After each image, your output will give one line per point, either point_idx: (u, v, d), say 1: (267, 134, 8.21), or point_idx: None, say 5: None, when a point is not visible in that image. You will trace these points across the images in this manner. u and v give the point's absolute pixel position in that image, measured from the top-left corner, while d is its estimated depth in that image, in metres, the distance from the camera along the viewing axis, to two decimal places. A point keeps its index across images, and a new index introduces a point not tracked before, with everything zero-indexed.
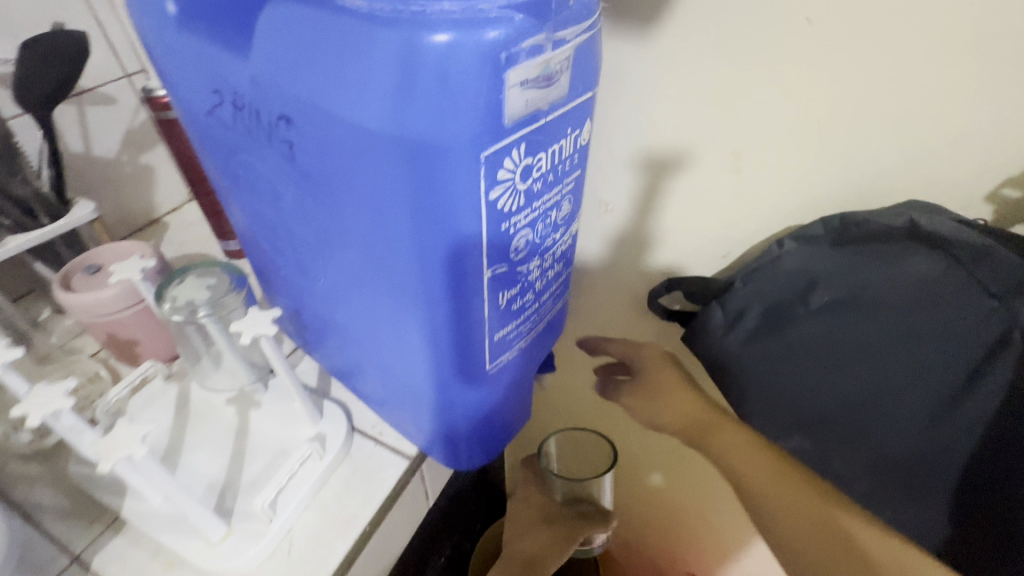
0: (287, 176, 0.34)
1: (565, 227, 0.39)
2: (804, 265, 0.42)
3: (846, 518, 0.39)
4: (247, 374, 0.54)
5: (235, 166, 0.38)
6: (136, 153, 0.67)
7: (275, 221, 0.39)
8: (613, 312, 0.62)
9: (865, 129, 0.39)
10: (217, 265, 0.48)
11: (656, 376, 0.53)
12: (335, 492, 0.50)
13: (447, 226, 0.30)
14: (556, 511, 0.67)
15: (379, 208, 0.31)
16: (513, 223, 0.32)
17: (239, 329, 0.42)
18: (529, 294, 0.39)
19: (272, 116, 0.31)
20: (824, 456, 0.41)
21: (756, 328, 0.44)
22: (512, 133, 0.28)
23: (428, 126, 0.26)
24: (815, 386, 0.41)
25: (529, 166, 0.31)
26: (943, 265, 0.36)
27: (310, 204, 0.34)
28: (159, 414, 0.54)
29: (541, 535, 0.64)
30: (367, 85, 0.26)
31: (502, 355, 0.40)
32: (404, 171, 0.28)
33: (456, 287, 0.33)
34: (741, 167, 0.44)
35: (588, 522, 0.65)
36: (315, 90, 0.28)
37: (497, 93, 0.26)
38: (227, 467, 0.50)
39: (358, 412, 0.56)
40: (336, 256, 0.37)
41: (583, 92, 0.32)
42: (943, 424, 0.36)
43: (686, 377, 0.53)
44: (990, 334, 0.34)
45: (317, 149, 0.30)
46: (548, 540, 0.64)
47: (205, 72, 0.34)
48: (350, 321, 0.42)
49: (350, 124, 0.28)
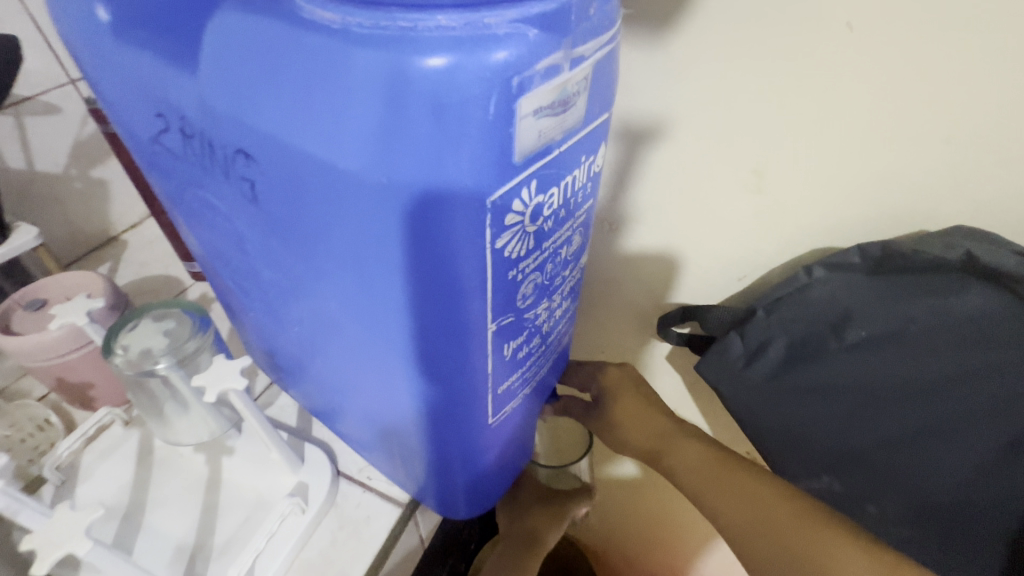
0: (249, 217, 0.29)
1: (574, 261, 0.34)
2: (837, 296, 0.39)
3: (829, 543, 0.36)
4: (219, 420, 0.49)
5: (189, 199, 0.32)
6: (87, 167, 0.60)
7: (238, 262, 0.34)
8: (617, 333, 0.57)
9: (912, 147, 0.35)
10: (177, 306, 0.44)
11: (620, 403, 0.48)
12: (321, 550, 0.45)
13: (445, 279, 0.25)
14: (550, 491, 0.62)
15: (360, 257, 0.26)
16: (521, 269, 0.28)
17: (203, 384, 0.38)
18: (535, 338, 0.34)
19: (228, 149, 0.26)
20: (857, 501, 0.38)
21: (781, 362, 0.41)
22: (520, 170, 0.23)
23: (422, 167, 0.21)
24: (849, 424, 0.38)
25: (540, 204, 0.26)
26: (1002, 302, 0.34)
27: (277, 248, 0.29)
28: (118, 467, 0.48)
29: (540, 516, 0.60)
30: (344, 119, 0.21)
31: (505, 407, 0.35)
32: (392, 218, 0.23)
33: (456, 345, 0.28)
34: (763, 186, 0.40)
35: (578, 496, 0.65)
36: (281, 121, 0.23)
37: (507, 127, 0.21)
38: (196, 526, 0.45)
39: (344, 454, 0.51)
40: (310, 304, 0.32)
41: (600, 114, 0.27)
42: (999, 471, 0.33)
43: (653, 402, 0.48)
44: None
45: (285, 188, 0.25)
46: (547, 521, 0.61)
47: (145, 93, 0.29)
48: (329, 370, 0.37)
49: (326, 163, 0.23)
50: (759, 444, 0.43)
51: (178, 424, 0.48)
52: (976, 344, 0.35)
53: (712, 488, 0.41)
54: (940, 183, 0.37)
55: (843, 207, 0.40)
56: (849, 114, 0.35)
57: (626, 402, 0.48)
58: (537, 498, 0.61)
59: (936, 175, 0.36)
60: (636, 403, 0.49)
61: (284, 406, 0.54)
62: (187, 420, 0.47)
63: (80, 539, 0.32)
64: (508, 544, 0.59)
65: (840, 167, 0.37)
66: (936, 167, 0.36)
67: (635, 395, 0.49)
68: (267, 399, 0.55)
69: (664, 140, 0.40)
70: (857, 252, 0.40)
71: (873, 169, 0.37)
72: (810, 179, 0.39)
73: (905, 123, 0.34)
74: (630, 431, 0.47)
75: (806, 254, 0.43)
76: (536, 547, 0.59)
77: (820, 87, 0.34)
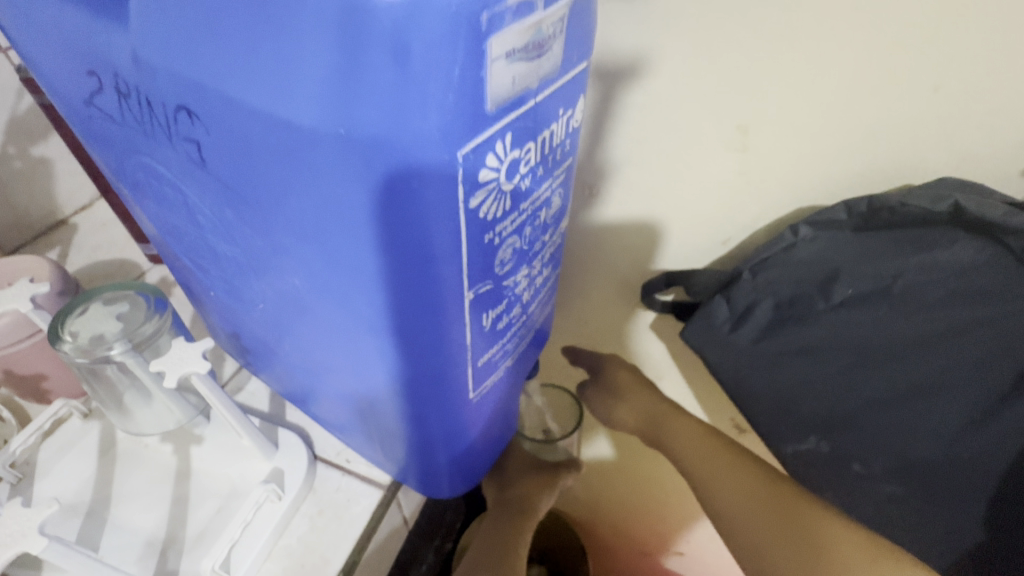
0: (199, 186, 0.26)
1: (554, 225, 0.33)
2: (824, 256, 0.39)
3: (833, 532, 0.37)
4: (184, 408, 0.46)
5: (133, 170, 0.29)
6: (27, 145, 0.55)
7: (193, 238, 0.31)
8: (599, 304, 0.56)
9: (898, 99, 0.35)
10: (132, 287, 0.42)
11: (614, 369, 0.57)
12: (300, 536, 0.44)
13: (418, 247, 0.23)
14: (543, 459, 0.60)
15: (325, 227, 0.23)
16: (498, 232, 0.26)
17: (162, 369, 0.35)
18: (516, 308, 0.33)
19: (168, 108, 0.23)
20: (843, 459, 0.39)
21: (767, 325, 0.41)
22: (493, 123, 0.21)
23: (385, 120, 0.19)
24: (834, 385, 0.38)
25: (516, 160, 0.24)
26: (989, 254, 0.34)
27: (232, 219, 0.27)
28: (78, 461, 0.45)
29: (532, 483, 0.58)
30: (298, 69, 0.19)
31: (486, 380, 0.34)
32: (358, 181, 0.21)
33: (432, 320, 0.27)
34: (747, 144, 0.39)
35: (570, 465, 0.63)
36: (226, 74, 0.20)
37: (477, 70, 0.19)
38: (167, 519, 0.43)
39: (321, 438, 0.49)
40: (274, 280, 0.29)
41: (578, 63, 0.25)
42: (984, 427, 0.33)
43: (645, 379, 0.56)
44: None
45: (237, 151, 0.23)
46: (539, 488, 0.59)
47: (68, 47, 0.25)
48: (300, 352, 0.35)
49: (281, 120, 0.20)
50: (745, 408, 0.43)
51: (141, 414, 0.45)
52: (964, 299, 0.34)
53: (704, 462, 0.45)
54: (925, 135, 0.36)
55: (828, 165, 0.39)
56: (836, 64, 0.34)
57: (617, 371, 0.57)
58: (528, 465, 0.59)
59: (922, 127, 0.36)
60: (630, 376, 0.56)
61: (255, 391, 0.52)
62: (151, 409, 0.45)
63: (33, 537, 0.30)
64: (499, 512, 0.57)
65: (826, 121, 0.36)
66: (922, 118, 0.35)
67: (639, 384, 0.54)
68: (236, 384, 0.52)
69: (647, 98, 0.38)
70: (845, 208, 0.39)
71: (859, 122, 0.36)
72: (797, 135, 0.38)
73: (894, 69, 0.33)
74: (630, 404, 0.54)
75: (789, 214, 0.42)
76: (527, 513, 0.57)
77: (808, 35, 0.33)
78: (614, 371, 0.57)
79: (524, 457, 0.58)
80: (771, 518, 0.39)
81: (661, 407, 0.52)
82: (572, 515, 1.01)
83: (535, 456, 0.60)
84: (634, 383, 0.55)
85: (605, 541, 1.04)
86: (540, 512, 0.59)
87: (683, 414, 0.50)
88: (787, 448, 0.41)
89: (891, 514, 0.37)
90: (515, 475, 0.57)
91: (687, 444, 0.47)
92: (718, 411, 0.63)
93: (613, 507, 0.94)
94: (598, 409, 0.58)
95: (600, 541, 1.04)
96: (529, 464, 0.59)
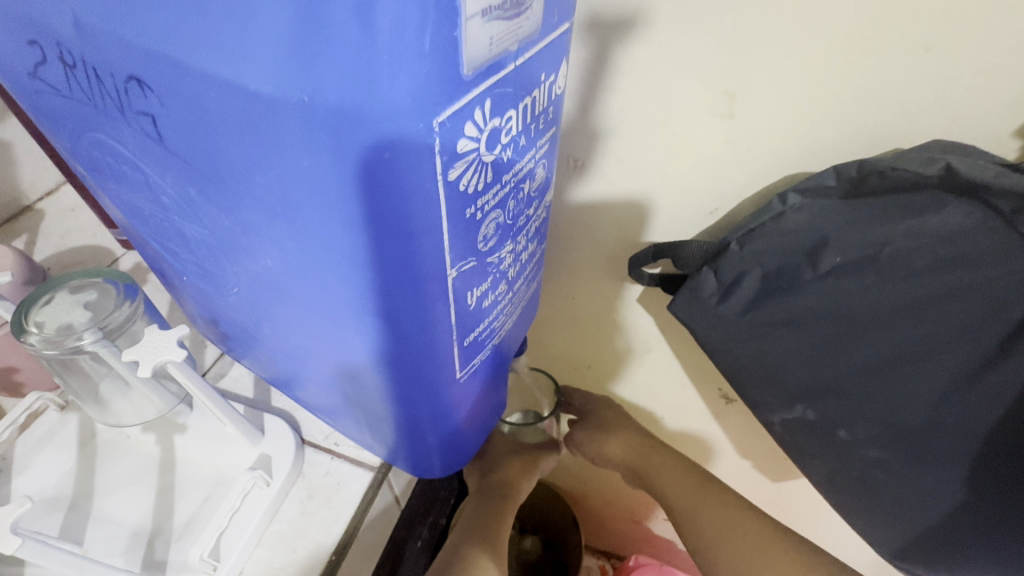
0: (159, 164, 0.25)
1: (539, 198, 0.32)
2: (813, 224, 0.38)
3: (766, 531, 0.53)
4: (164, 398, 0.45)
5: (90, 148, 0.28)
6: None
7: (160, 220, 0.30)
8: (586, 278, 0.56)
9: (886, 58, 0.33)
10: (102, 274, 0.41)
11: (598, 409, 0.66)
12: (291, 521, 0.44)
13: (398, 225, 0.22)
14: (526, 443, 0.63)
15: (295, 205, 0.22)
16: (480, 207, 0.25)
17: (135, 359, 0.34)
18: (501, 284, 0.32)
19: (118, 80, 0.22)
20: (831, 424, 0.40)
21: (756, 295, 0.40)
22: (470, 89, 0.20)
23: (351, 89, 0.18)
24: (820, 354, 0.39)
25: (496, 129, 0.23)
26: (978, 218, 0.33)
27: (197, 199, 0.25)
28: (58, 455, 0.44)
29: (513, 468, 0.62)
30: (255, 33, 0.17)
31: (474, 359, 0.33)
32: (327, 156, 0.20)
33: (416, 299, 0.26)
34: (734, 110, 0.38)
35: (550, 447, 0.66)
36: (178, 41, 0.19)
37: (452, 30, 0.18)
38: (154, 509, 0.42)
39: (308, 423, 0.49)
40: (247, 263, 0.28)
41: (558, 24, 0.24)
42: (968, 391, 0.34)
43: (622, 414, 0.66)
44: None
45: (196, 125, 0.21)
46: (520, 471, 0.63)
47: (6, 15, 0.23)
48: (279, 336, 0.34)
49: (242, 92, 0.19)
50: (734, 377, 0.44)
51: (117, 404, 0.44)
52: (951, 263, 0.34)
53: (682, 493, 0.58)
54: (915, 97, 0.35)
55: (816, 131, 0.38)
56: (825, 23, 0.33)
57: (602, 410, 0.66)
58: (512, 449, 0.62)
59: (915, 88, 0.35)
60: (611, 413, 0.66)
61: (238, 377, 0.51)
62: (128, 399, 0.44)
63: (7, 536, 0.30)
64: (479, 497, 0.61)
65: (815, 86, 0.36)
66: (913, 80, 0.34)
67: (620, 422, 0.65)
68: (219, 370, 0.51)
69: (631, 65, 0.37)
70: (833, 174, 0.37)
71: (849, 86, 0.35)
72: (786, 99, 0.37)
73: (885, 28, 0.32)
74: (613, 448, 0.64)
75: (776, 182, 0.42)
76: (508, 497, 0.61)
77: None
78: (599, 410, 0.66)
79: (507, 443, 0.61)
80: (732, 527, 0.54)
81: (646, 443, 0.63)
82: (563, 489, 1.02)
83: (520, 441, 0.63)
84: (617, 418, 0.65)
85: (596, 512, 1.06)
86: (521, 494, 0.63)
87: (665, 450, 0.62)
88: (775, 416, 0.43)
89: (874, 476, 0.39)
90: (499, 460, 0.61)
91: (671, 484, 0.59)
92: (706, 382, 0.64)
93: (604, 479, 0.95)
94: (585, 447, 0.66)
95: (591, 512, 1.06)
96: (512, 450, 0.62)
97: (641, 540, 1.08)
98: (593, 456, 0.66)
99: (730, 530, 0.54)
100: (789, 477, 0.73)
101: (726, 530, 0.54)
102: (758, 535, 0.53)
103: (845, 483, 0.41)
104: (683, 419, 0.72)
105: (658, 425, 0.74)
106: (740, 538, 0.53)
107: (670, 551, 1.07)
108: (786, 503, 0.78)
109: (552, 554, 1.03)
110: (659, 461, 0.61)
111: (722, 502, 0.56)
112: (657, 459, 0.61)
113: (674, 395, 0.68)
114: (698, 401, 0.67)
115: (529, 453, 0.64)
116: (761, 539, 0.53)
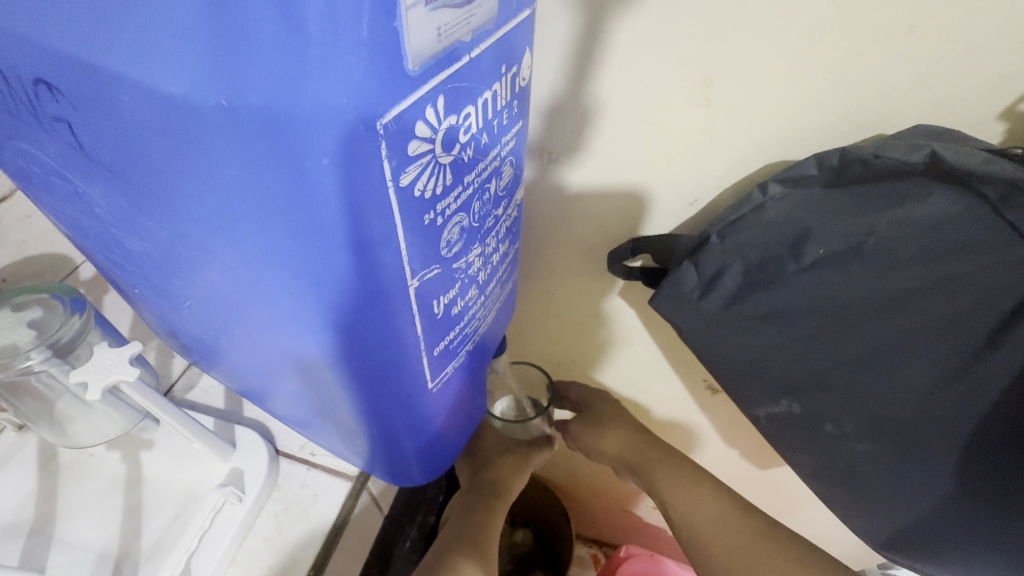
0: (86, 174, 0.23)
1: (508, 197, 0.30)
2: (794, 214, 0.37)
3: (758, 524, 0.53)
4: (128, 415, 0.43)
5: (13, 157, 0.25)
6: None
7: (98, 233, 0.27)
8: (567, 273, 0.54)
9: (868, 40, 0.32)
10: (48, 289, 0.40)
11: (595, 402, 0.66)
12: (266, 536, 0.42)
13: (349, 235, 0.20)
14: (518, 439, 0.63)
15: (233, 216, 0.20)
16: (440, 211, 0.24)
17: (84, 380, 0.32)
18: (471, 289, 0.31)
19: (27, 83, 0.19)
20: (816, 418, 0.39)
21: (738, 289, 0.39)
22: (418, 85, 0.18)
23: (278, 90, 0.16)
24: (805, 347, 0.38)
25: (453, 127, 0.21)
26: (964, 205, 0.32)
27: (131, 211, 0.23)
28: (15, 478, 0.42)
29: (505, 465, 0.61)
30: (166, 28, 0.15)
31: (446, 367, 0.32)
32: (260, 162, 0.18)
33: (377, 312, 0.24)
34: (712, 97, 0.36)
35: (543, 442, 0.65)
36: (85, 39, 0.17)
37: (390, 20, 0.16)
38: (121, 530, 0.40)
39: (282, 432, 0.47)
40: (194, 278, 0.26)
41: (517, 12, 0.23)
42: (954, 383, 0.33)
43: (619, 407, 0.66)
44: (1021, 283, 0.31)
45: (119, 134, 0.19)
46: (512, 468, 0.62)
47: None
48: (238, 351, 0.32)
49: (160, 96, 0.17)
50: (718, 371, 0.43)
51: (76, 425, 0.42)
52: (937, 252, 0.33)
53: (677, 489, 0.57)
54: (900, 81, 0.34)
55: (796, 117, 0.37)
56: (805, 3, 0.31)
57: (596, 403, 0.66)
58: (504, 446, 0.62)
59: (898, 71, 0.33)
60: (607, 406, 0.66)
61: (207, 388, 0.49)
62: (87, 420, 0.42)
63: None
64: (472, 494, 0.60)
65: (794, 71, 0.34)
66: (896, 63, 0.33)
67: (613, 415, 0.65)
68: (187, 381, 0.50)
69: (604, 52, 0.36)
70: (814, 163, 0.36)
71: (829, 70, 0.34)
72: (763, 85, 0.35)
73: (864, 9, 0.31)
74: (607, 443, 0.65)
75: (758, 172, 0.41)
76: (501, 495, 0.60)
77: None
78: (595, 403, 0.66)
79: (497, 440, 0.62)
80: (728, 521, 0.54)
81: (643, 440, 0.63)
82: (554, 482, 1.02)
83: (511, 437, 0.62)
84: (613, 412, 0.65)
85: (587, 503, 1.05)
86: (514, 491, 0.62)
87: (661, 446, 0.62)
88: (761, 410, 0.43)
89: (861, 468, 0.39)
90: (490, 456, 0.61)
91: (665, 478, 0.59)
92: (691, 374, 0.63)
93: (596, 471, 0.94)
94: (583, 440, 0.67)
95: (583, 503, 1.06)
96: (503, 446, 0.62)
97: (633, 529, 1.08)
98: (591, 449, 0.67)
99: (724, 525, 0.54)
100: (777, 464, 0.72)
101: (720, 524, 0.54)
102: (751, 529, 0.52)
103: (833, 475, 0.40)
104: (669, 410, 0.71)
105: (646, 416, 0.74)
106: (733, 531, 0.53)
107: (661, 537, 1.08)
108: (774, 490, 0.78)
109: (542, 544, 1.03)
110: (657, 457, 0.61)
111: (714, 495, 0.56)
112: (653, 457, 0.61)
113: (660, 386, 0.67)
114: (684, 393, 0.67)
115: (522, 449, 0.63)
116: (756, 534, 0.52)
